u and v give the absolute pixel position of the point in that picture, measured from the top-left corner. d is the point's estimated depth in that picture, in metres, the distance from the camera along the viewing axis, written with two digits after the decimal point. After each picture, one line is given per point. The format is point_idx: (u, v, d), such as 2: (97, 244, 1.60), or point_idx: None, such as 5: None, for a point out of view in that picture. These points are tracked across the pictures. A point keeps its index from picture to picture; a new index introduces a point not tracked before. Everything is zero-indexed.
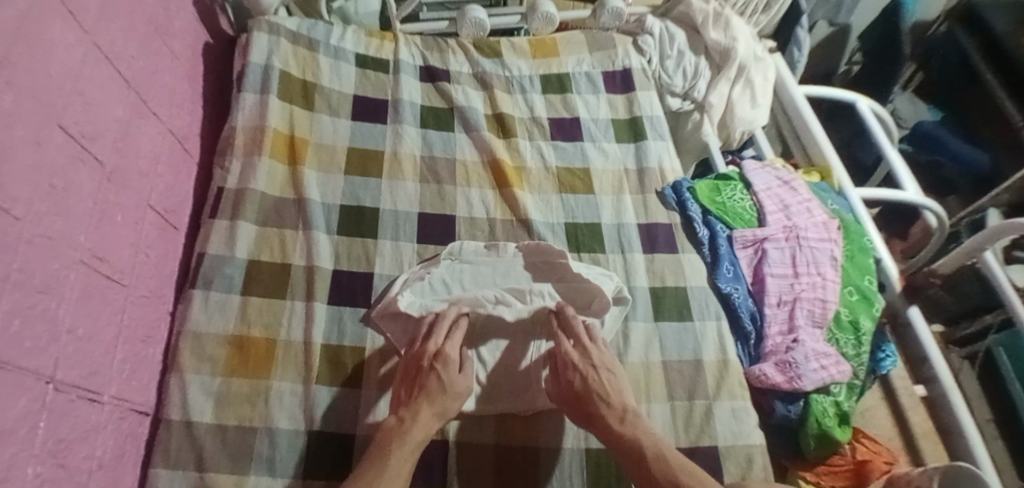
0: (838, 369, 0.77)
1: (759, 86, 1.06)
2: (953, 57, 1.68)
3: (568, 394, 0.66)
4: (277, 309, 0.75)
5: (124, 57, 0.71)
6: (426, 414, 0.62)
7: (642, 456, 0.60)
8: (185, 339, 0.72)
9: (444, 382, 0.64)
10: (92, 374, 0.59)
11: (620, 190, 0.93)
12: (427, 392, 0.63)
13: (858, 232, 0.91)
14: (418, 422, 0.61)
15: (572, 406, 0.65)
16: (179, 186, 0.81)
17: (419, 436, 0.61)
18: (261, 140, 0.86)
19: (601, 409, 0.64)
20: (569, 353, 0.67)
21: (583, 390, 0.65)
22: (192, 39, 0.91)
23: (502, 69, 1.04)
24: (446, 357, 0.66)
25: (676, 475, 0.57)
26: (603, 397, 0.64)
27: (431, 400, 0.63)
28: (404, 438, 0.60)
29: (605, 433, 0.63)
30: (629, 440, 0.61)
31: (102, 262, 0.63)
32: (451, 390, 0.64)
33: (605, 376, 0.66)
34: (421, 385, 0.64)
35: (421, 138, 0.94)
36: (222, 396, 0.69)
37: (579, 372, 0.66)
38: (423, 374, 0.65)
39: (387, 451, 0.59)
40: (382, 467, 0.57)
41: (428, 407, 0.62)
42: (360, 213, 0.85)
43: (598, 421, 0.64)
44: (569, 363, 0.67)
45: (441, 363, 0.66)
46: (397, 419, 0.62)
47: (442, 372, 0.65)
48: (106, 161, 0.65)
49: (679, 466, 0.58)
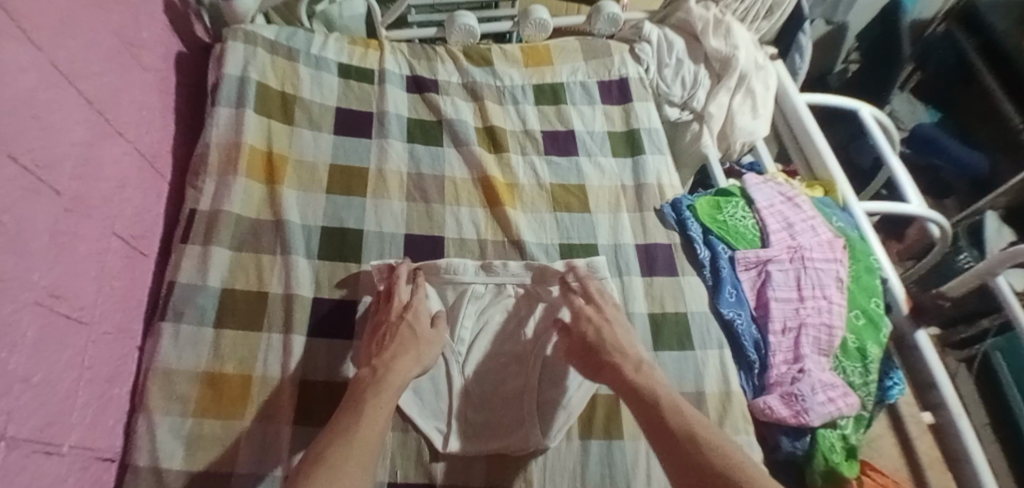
0: (847, 402, 0.73)
1: (761, 95, 1.01)
2: (950, 57, 1.61)
3: (581, 350, 0.67)
4: (253, 343, 0.71)
5: (86, 74, 0.66)
6: (405, 359, 0.64)
7: (654, 404, 0.56)
8: (154, 378, 0.67)
9: (416, 331, 0.68)
10: (51, 423, 0.54)
11: (617, 207, 0.89)
12: (399, 341, 0.66)
13: (864, 251, 0.88)
14: (394, 368, 0.62)
15: (584, 357, 0.66)
16: (148, 210, 0.76)
17: (396, 381, 0.61)
18: (236, 157, 0.81)
19: (613, 359, 0.63)
20: (582, 309, 0.70)
21: (596, 341, 0.66)
22: (163, 50, 0.86)
23: (493, 78, 1.00)
24: (416, 310, 0.70)
25: (692, 426, 0.52)
26: (615, 348, 0.65)
27: (405, 346, 0.65)
28: (380, 385, 0.60)
29: (617, 379, 0.61)
30: (642, 387, 0.59)
31: (61, 301, 0.57)
32: (423, 338, 0.68)
33: (618, 330, 0.68)
34: (392, 337, 0.67)
35: (408, 153, 0.90)
36: (193, 438, 0.64)
37: (593, 324, 0.68)
38: (393, 325, 0.68)
39: (364, 400, 0.58)
40: (356, 420, 0.55)
41: (406, 354, 0.64)
42: (343, 235, 0.81)
43: (610, 369, 0.63)
44: (583, 315, 0.69)
45: (411, 314, 0.69)
46: (370, 370, 0.63)
47: (413, 322, 0.69)
48: (64, 190, 0.59)
49: (691, 416, 0.54)
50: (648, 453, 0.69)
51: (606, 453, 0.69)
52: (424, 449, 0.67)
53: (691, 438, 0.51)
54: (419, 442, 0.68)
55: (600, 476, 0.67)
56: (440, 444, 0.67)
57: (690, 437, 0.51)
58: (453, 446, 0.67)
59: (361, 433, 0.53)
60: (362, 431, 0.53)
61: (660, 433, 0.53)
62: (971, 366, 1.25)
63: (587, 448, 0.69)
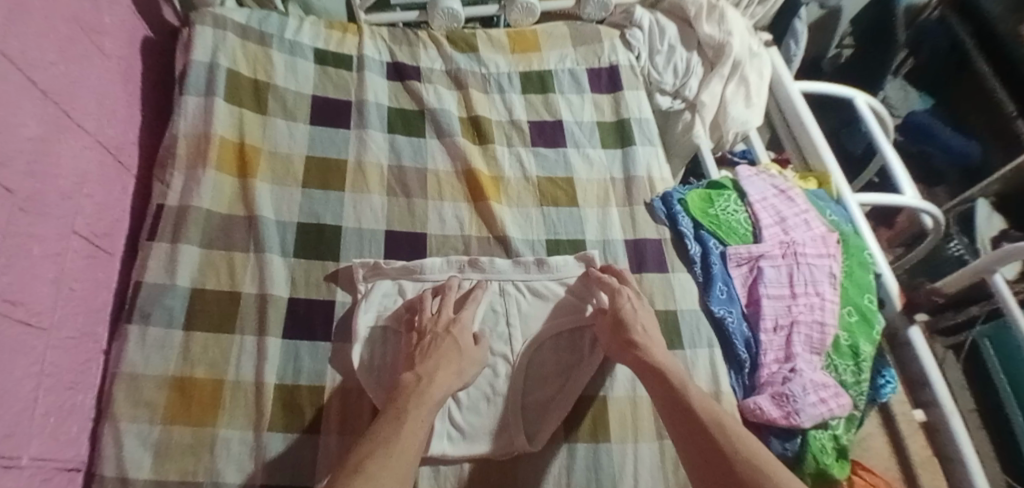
0: (838, 402, 0.72)
1: (755, 84, 0.98)
2: (946, 43, 1.52)
3: (609, 325, 0.68)
4: (225, 346, 0.68)
5: (40, 63, 0.61)
6: (444, 373, 0.61)
7: (683, 393, 0.57)
8: (119, 383, 0.64)
9: (459, 345, 0.65)
10: (10, 436, 0.51)
11: (606, 202, 0.86)
12: (443, 351, 0.63)
13: (858, 245, 0.85)
14: (436, 381, 0.60)
15: (611, 333, 0.67)
16: (112, 205, 0.72)
17: (435, 395, 0.59)
18: (205, 149, 0.77)
19: (643, 342, 0.64)
20: (622, 288, 0.71)
21: (626, 317, 0.67)
22: (126, 35, 0.81)
23: (477, 65, 0.96)
24: (460, 326, 0.68)
25: (720, 416, 0.54)
26: (645, 331, 0.65)
27: (447, 359, 0.63)
28: (421, 399, 0.58)
29: (639, 359, 0.63)
30: (668, 370, 0.61)
31: (17, 306, 0.54)
32: (464, 354, 0.65)
33: (649, 316, 0.68)
34: (436, 347, 0.64)
35: (389, 145, 0.86)
36: (162, 447, 0.61)
37: (630, 301, 0.69)
38: (438, 337, 0.66)
39: (404, 411, 0.56)
40: (399, 425, 0.54)
41: (446, 368, 0.62)
42: (320, 233, 0.77)
43: (631, 350, 0.64)
44: (621, 294, 0.70)
45: (456, 330, 0.67)
46: (414, 377, 0.61)
47: (457, 337, 0.66)
48: (18, 188, 0.55)
49: (722, 412, 0.55)
50: (635, 457, 0.67)
51: (593, 456, 0.67)
52: None
53: (716, 423, 0.53)
54: None
55: (587, 479, 0.66)
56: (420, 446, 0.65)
57: (717, 424, 0.53)
58: (435, 448, 0.64)
59: (401, 442, 0.52)
60: (404, 439, 0.52)
61: (682, 421, 0.55)
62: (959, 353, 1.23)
63: (573, 452, 0.67)
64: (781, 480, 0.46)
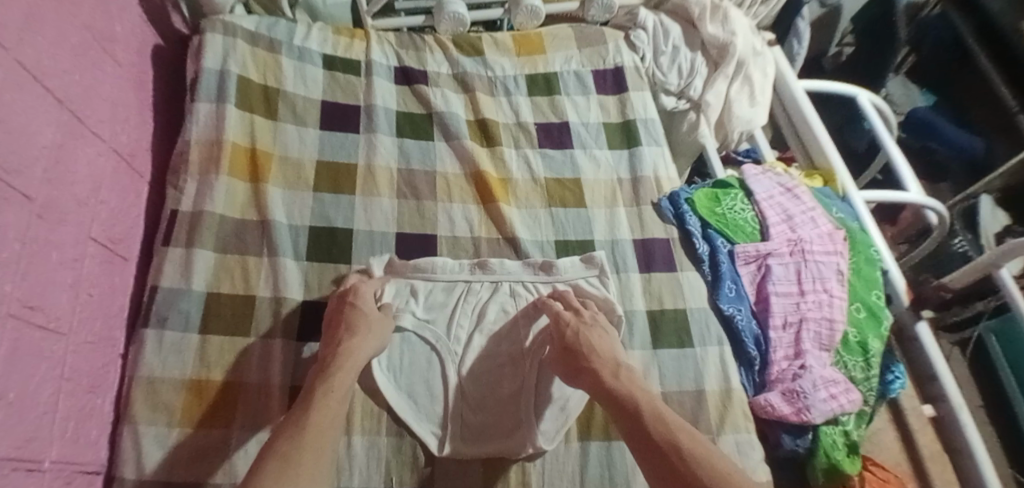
0: (849, 398, 0.73)
1: (759, 83, 0.98)
2: (948, 38, 1.53)
3: (560, 353, 0.66)
4: (240, 349, 0.69)
5: (54, 72, 0.62)
6: (353, 345, 0.63)
7: (637, 414, 0.57)
8: (137, 387, 0.64)
9: (363, 311, 0.67)
10: (31, 439, 0.52)
11: (613, 202, 0.87)
12: (347, 324, 0.65)
13: (865, 242, 0.86)
14: (347, 353, 0.62)
15: (564, 363, 0.66)
16: (127, 211, 0.73)
17: (354, 360, 0.62)
18: (218, 155, 0.78)
19: (593, 365, 0.63)
20: (562, 314, 0.69)
21: (574, 342, 0.66)
22: (137, 43, 0.82)
23: (484, 68, 0.97)
24: (358, 292, 0.69)
25: (676, 437, 0.54)
26: (593, 350, 0.65)
27: (352, 329, 0.65)
28: (332, 371, 0.60)
29: (597, 386, 0.61)
30: (622, 395, 0.59)
31: (36, 310, 0.54)
32: (370, 317, 0.67)
33: (597, 333, 0.67)
34: (342, 318, 0.66)
35: (397, 148, 0.87)
36: (180, 449, 0.62)
37: (571, 328, 0.68)
38: (340, 313, 0.67)
39: (313, 393, 0.58)
40: (307, 407, 0.56)
41: (359, 334, 0.64)
42: (332, 236, 0.78)
43: (589, 375, 0.63)
44: (562, 320, 0.69)
45: (355, 296, 0.68)
46: (322, 363, 0.62)
47: (359, 305, 0.67)
48: (36, 194, 0.56)
49: (676, 427, 0.55)
50: None
51: (606, 456, 0.67)
52: (419, 454, 0.66)
53: (675, 449, 0.52)
54: (414, 446, 0.66)
55: (600, 477, 0.66)
56: (436, 447, 0.66)
57: (676, 450, 0.52)
58: (451, 449, 0.66)
59: (313, 421, 0.54)
60: (315, 419, 0.55)
61: (647, 450, 0.54)
62: (965, 348, 1.23)
63: (587, 450, 0.68)
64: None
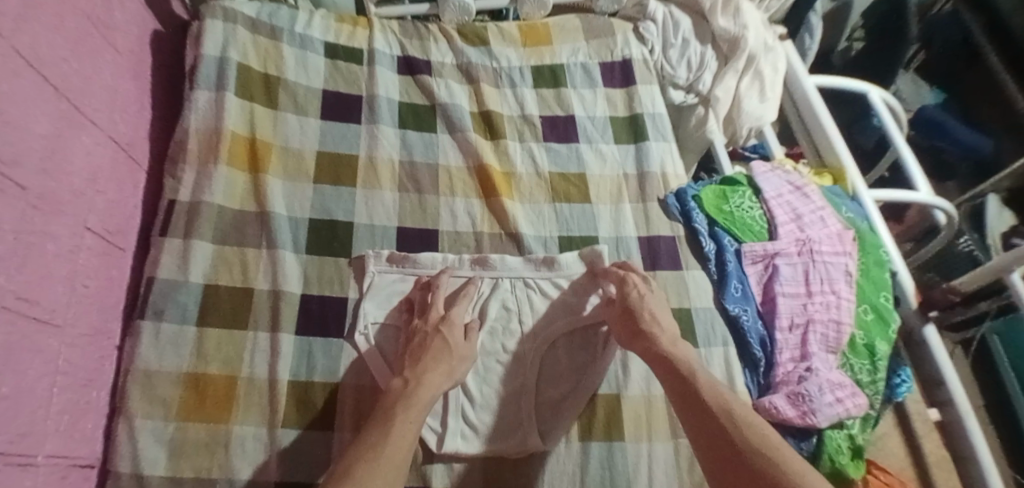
0: (854, 401, 0.71)
1: (769, 78, 0.95)
2: (957, 35, 1.49)
3: (618, 315, 0.67)
4: (239, 342, 0.68)
5: (52, 59, 0.60)
6: (433, 374, 0.62)
7: (689, 379, 0.58)
8: (134, 380, 0.63)
9: (449, 343, 0.65)
10: (26, 435, 0.51)
11: (619, 198, 0.85)
12: (432, 353, 0.63)
13: (875, 242, 0.83)
14: (425, 383, 0.61)
15: (620, 322, 0.67)
16: (123, 202, 0.72)
17: (426, 395, 0.60)
18: (217, 144, 0.77)
19: (653, 331, 0.64)
20: (630, 275, 0.70)
21: (637, 304, 0.66)
22: (137, 30, 0.80)
23: (489, 59, 0.95)
24: (452, 324, 0.67)
25: (728, 403, 0.54)
26: (653, 317, 0.65)
27: (437, 359, 0.63)
28: (408, 402, 0.58)
29: (648, 347, 0.63)
30: (678, 359, 0.60)
31: (31, 304, 0.53)
32: (456, 351, 0.65)
33: (659, 302, 0.68)
34: (427, 348, 0.65)
35: (400, 141, 0.85)
36: (176, 445, 0.61)
37: (636, 289, 0.68)
38: (429, 336, 0.66)
39: (392, 414, 0.57)
40: (388, 426, 0.55)
41: (435, 368, 0.62)
42: (332, 228, 0.77)
43: (644, 339, 0.64)
44: (629, 281, 0.69)
45: (446, 326, 0.67)
46: (401, 383, 0.61)
47: (447, 335, 0.66)
48: (31, 185, 0.55)
49: (729, 396, 0.56)
50: (649, 458, 0.66)
51: (607, 455, 0.66)
52: (417, 454, 0.65)
53: (727, 414, 0.53)
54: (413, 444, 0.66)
55: (600, 478, 0.65)
56: (434, 444, 0.65)
57: (728, 415, 0.53)
58: (449, 446, 0.65)
59: (386, 450, 0.52)
60: (392, 445, 0.53)
61: (695, 410, 0.55)
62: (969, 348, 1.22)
63: (587, 450, 0.67)
64: (786, 457, 0.48)
